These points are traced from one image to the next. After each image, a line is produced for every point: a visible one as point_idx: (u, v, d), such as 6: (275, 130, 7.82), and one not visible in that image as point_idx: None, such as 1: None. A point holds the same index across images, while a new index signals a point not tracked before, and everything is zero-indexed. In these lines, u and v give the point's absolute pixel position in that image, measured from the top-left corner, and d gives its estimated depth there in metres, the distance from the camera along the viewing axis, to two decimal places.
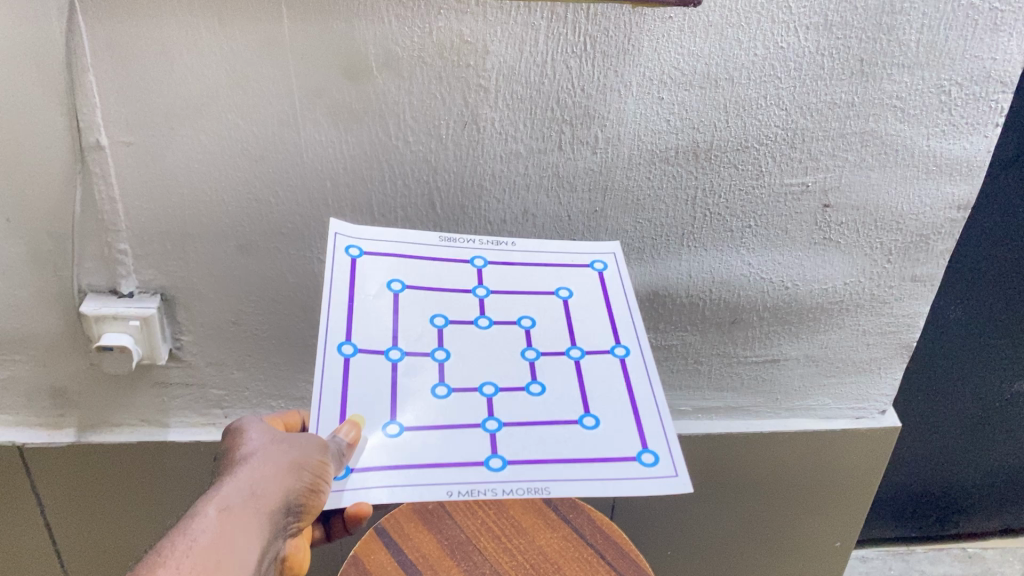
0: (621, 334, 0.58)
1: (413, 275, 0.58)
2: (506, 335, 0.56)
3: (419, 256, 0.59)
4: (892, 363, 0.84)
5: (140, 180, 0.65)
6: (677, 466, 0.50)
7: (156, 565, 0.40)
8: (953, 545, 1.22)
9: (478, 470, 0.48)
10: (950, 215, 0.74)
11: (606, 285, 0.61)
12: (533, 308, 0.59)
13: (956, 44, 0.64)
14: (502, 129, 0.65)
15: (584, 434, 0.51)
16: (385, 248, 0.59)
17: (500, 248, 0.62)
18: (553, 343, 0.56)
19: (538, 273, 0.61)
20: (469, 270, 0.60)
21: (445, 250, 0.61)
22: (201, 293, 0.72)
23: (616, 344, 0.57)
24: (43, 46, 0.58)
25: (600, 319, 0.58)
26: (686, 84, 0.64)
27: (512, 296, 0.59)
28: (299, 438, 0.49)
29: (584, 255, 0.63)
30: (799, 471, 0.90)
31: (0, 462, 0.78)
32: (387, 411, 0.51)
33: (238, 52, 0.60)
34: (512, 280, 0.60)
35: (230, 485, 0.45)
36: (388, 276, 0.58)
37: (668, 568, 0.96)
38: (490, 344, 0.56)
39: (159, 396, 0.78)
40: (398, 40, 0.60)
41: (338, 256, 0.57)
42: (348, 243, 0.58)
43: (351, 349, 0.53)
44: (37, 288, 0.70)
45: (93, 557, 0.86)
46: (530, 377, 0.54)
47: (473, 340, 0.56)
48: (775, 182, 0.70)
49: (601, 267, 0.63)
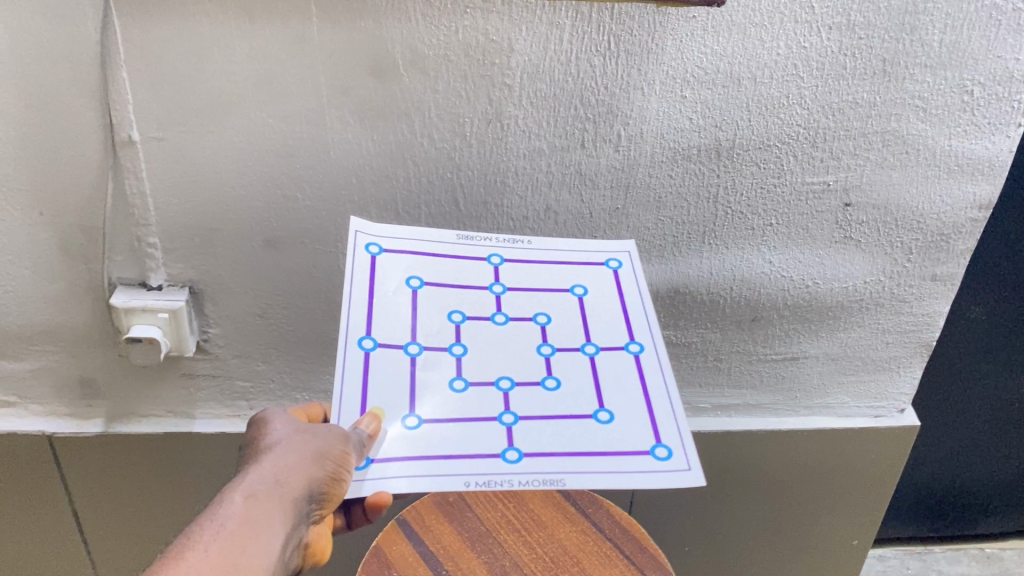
0: (635, 329, 0.58)
1: (431, 272, 0.59)
2: (523, 332, 0.57)
3: (437, 253, 0.60)
4: (912, 362, 0.85)
5: (170, 176, 0.66)
6: (690, 459, 0.51)
7: (186, 548, 0.41)
8: (971, 545, 1.22)
9: (495, 462, 0.49)
10: (971, 215, 0.74)
11: (621, 282, 0.61)
12: (549, 305, 0.59)
13: (979, 44, 0.64)
14: (525, 127, 0.66)
15: (599, 428, 0.52)
16: (402, 245, 0.60)
17: (517, 246, 0.63)
18: (569, 339, 0.57)
19: (553, 271, 0.62)
20: (485, 268, 0.60)
21: (462, 248, 0.61)
22: (228, 287, 0.73)
23: (631, 340, 0.57)
24: (77, 44, 0.59)
25: (615, 315, 0.59)
26: (709, 83, 0.65)
27: (527, 292, 0.60)
28: (321, 428, 0.50)
29: (599, 253, 0.64)
30: (818, 468, 0.90)
31: (30, 450, 0.80)
32: (405, 404, 0.52)
33: (268, 50, 0.61)
34: (528, 277, 0.61)
35: (255, 473, 0.46)
36: (406, 273, 0.58)
37: (687, 564, 0.96)
38: (507, 341, 0.56)
39: (185, 388, 0.79)
40: (424, 39, 0.61)
41: (357, 254, 0.58)
42: (368, 240, 0.58)
43: (370, 343, 0.54)
44: (68, 280, 0.71)
45: (119, 544, 0.87)
46: (545, 371, 0.55)
47: (490, 336, 0.56)
48: (796, 180, 0.71)
49: (616, 265, 0.63)
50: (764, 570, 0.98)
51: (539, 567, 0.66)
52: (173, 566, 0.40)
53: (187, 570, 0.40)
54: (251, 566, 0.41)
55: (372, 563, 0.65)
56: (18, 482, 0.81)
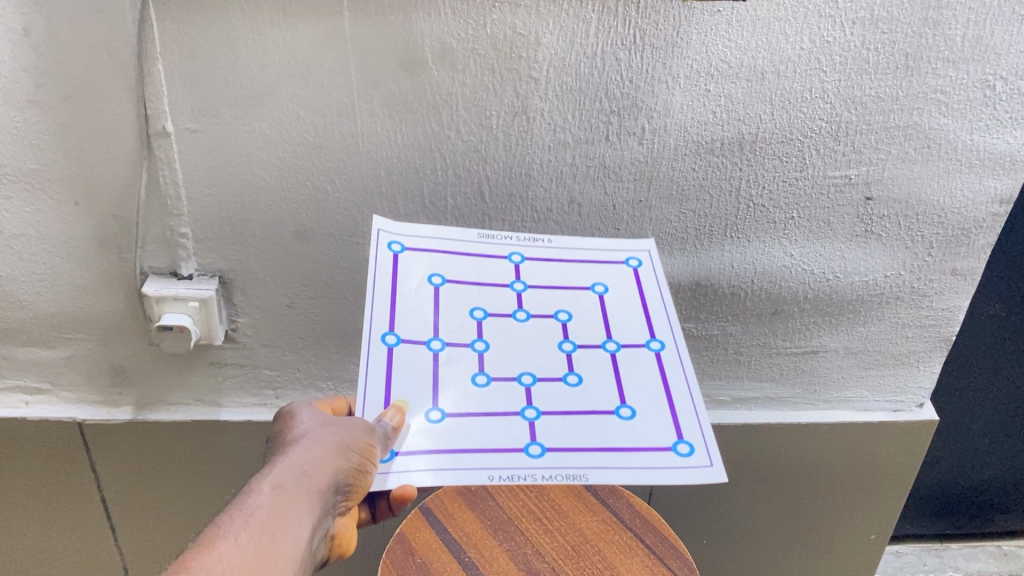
0: (656, 326, 0.59)
1: (453, 270, 0.60)
2: (545, 329, 0.58)
3: (459, 252, 0.61)
4: (931, 356, 0.85)
5: (202, 166, 0.68)
6: (712, 455, 0.51)
7: (218, 536, 0.42)
8: (988, 543, 1.23)
9: (518, 456, 0.50)
10: (992, 209, 0.75)
11: (641, 280, 0.63)
12: (570, 303, 0.60)
13: (1001, 38, 0.65)
14: (551, 120, 0.67)
15: (621, 424, 0.52)
16: (425, 244, 0.61)
17: (537, 245, 0.64)
18: (590, 337, 0.58)
19: (574, 269, 0.63)
20: (506, 266, 0.61)
21: (484, 246, 0.62)
22: (257, 277, 0.74)
23: (651, 338, 0.58)
24: (115, 38, 0.61)
25: (636, 314, 0.60)
26: (733, 77, 0.66)
27: (548, 291, 0.61)
28: (346, 421, 0.51)
29: (619, 252, 0.65)
30: (838, 462, 0.91)
31: (61, 437, 0.81)
32: (428, 397, 0.53)
33: (300, 43, 0.62)
34: (549, 275, 0.62)
35: (282, 463, 0.47)
36: (429, 270, 0.59)
37: (706, 557, 0.97)
38: (529, 338, 0.57)
39: (213, 377, 0.81)
40: (453, 33, 0.62)
41: (380, 252, 0.59)
42: (390, 239, 0.60)
43: (394, 339, 0.55)
44: (102, 269, 0.73)
45: (146, 529, 0.89)
46: (566, 368, 0.56)
47: (513, 333, 0.57)
48: (818, 174, 0.71)
49: (635, 264, 0.64)
50: (781, 563, 0.99)
51: (561, 555, 0.67)
52: (208, 551, 0.41)
53: (219, 558, 0.41)
54: (280, 556, 0.43)
55: (396, 549, 0.67)
56: (50, 468, 0.83)
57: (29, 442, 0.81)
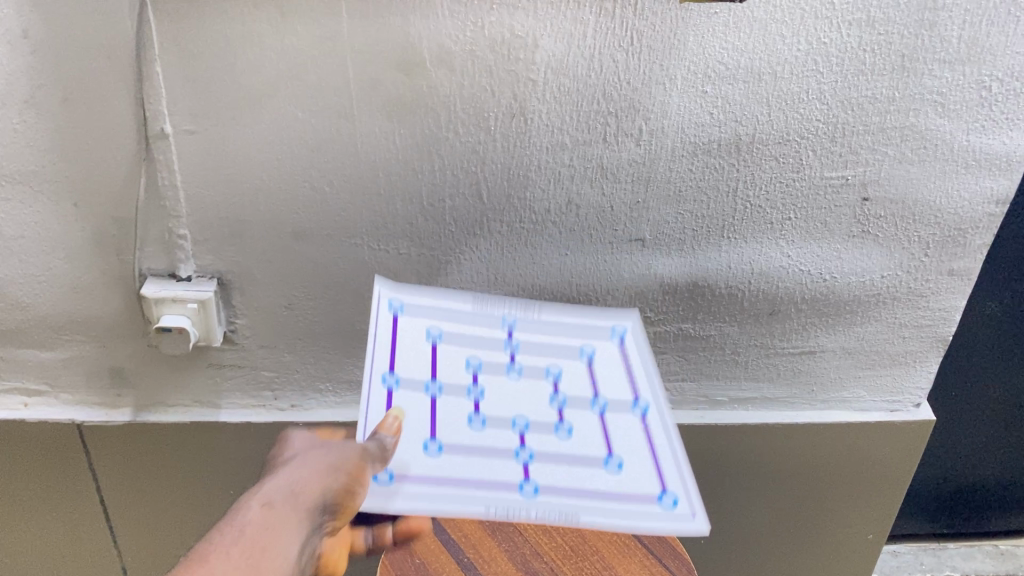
0: (640, 389, 0.63)
1: (450, 325, 0.64)
2: (537, 387, 0.62)
3: (456, 310, 0.65)
4: (928, 356, 0.85)
5: (201, 168, 0.68)
6: (695, 506, 0.54)
7: (209, 551, 0.42)
8: (985, 542, 1.23)
9: (513, 495, 0.53)
10: (988, 210, 0.75)
11: (626, 350, 0.67)
12: (561, 365, 0.64)
13: (997, 40, 0.65)
14: (549, 121, 0.67)
15: (609, 475, 0.56)
16: (425, 301, 0.65)
17: (529, 309, 0.67)
18: (579, 396, 0.62)
19: (564, 332, 0.67)
20: (501, 326, 0.65)
21: (480, 307, 0.66)
22: (256, 278, 0.74)
23: (637, 400, 0.62)
24: (115, 40, 0.61)
25: (623, 378, 0.64)
26: (730, 78, 0.66)
27: (540, 350, 0.65)
28: (337, 445, 0.51)
29: (605, 319, 0.69)
30: (836, 462, 0.91)
31: (59, 439, 0.82)
32: (429, 436, 0.56)
33: (299, 45, 0.62)
34: (541, 336, 0.66)
35: (273, 484, 0.48)
36: (429, 325, 0.63)
37: (704, 557, 0.97)
38: (521, 393, 0.61)
39: (211, 378, 0.81)
40: (451, 35, 0.63)
41: (383, 306, 0.63)
42: (391, 296, 0.64)
43: (394, 380, 0.58)
44: (100, 270, 0.73)
45: (145, 531, 0.89)
46: (558, 423, 0.59)
47: (506, 387, 0.61)
48: (815, 175, 0.71)
49: (620, 333, 0.68)
50: (779, 563, 0.99)
51: (560, 557, 0.67)
52: (198, 565, 0.41)
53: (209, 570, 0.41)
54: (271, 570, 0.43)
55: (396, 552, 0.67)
56: (49, 469, 0.83)
57: (28, 443, 0.82)
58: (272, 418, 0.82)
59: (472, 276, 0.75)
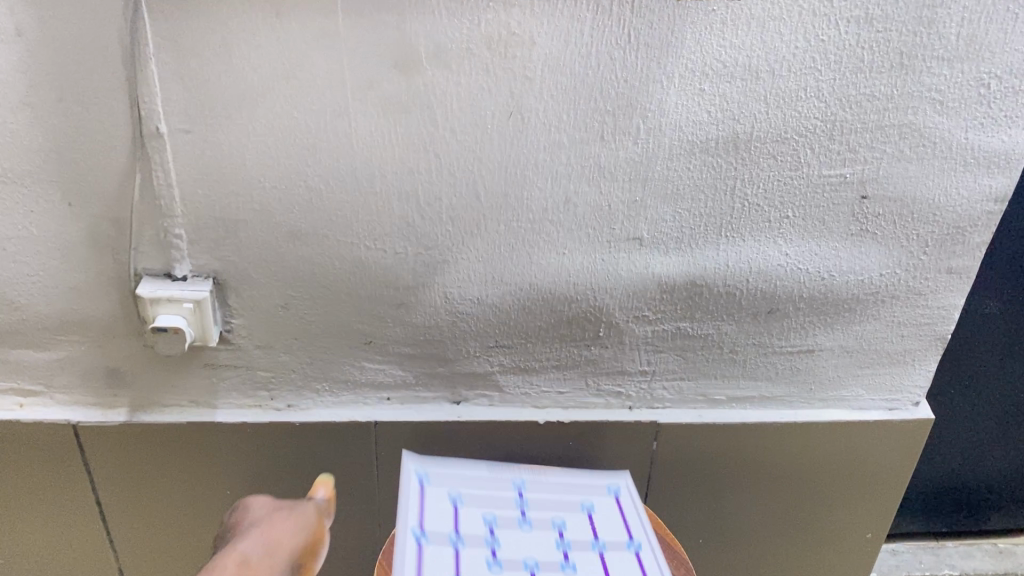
0: (633, 528, 0.71)
1: (469, 536, 0.67)
2: (546, 548, 0.67)
3: (472, 522, 0.69)
4: (926, 355, 0.85)
5: (196, 168, 0.67)
6: None
7: None
8: (984, 541, 1.23)
9: None
10: (987, 208, 0.75)
11: (622, 503, 0.75)
12: (567, 527, 0.70)
13: (995, 37, 0.65)
14: (546, 119, 0.67)
15: None
16: (444, 522, 0.68)
17: (535, 483, 0.76)
18: (585, 555, 0.67)
19: (568, 506, 0.74)
20: (512, 525, 0.69)
21: (491, 517, 0.70)
22: (251, 278, 0.74)
23: (631, 538, 0.69)
24: (109, 39, 0.61)
25: (619, 525, 0.71)
26: (728, 76, 0.66)
27: (549, 538, 0.69)
28: (295, 509, 0.59)
29: (600, 486, 0.78)
30: (835, 462, 0.91)
31: (55, 439, 0.81)
32: None
33: (295, 43, 0.62)
34: (548, 527, 0.70)
35: (245, 546, 0.52)
36: (447, 534, 0.66)
37: (702, 556, 0.97)
38: (535, 546, 0.67)
39: (207, 378, 0.80)
40: (448, 33, 0.62)
41: (407, 528, 0.65)
42: (412, 520, 0.66)
43: None
44: (95, 270, 0.72)
45: (142, 531, 0.89)
46: (565, 561, 0.66)
47: (516, 538, 0.68)
48: (814, 173, 0.71)
49: (614, 493, 0.77)
50: (778, 562, 0.99)
51: None
52: None
53: None
54: None
55: None
56: (45, 470, 0.83)
57: (24, 445, 0.81)
58: (270, 418, 0.82)
59: (470, 276, 0.75)
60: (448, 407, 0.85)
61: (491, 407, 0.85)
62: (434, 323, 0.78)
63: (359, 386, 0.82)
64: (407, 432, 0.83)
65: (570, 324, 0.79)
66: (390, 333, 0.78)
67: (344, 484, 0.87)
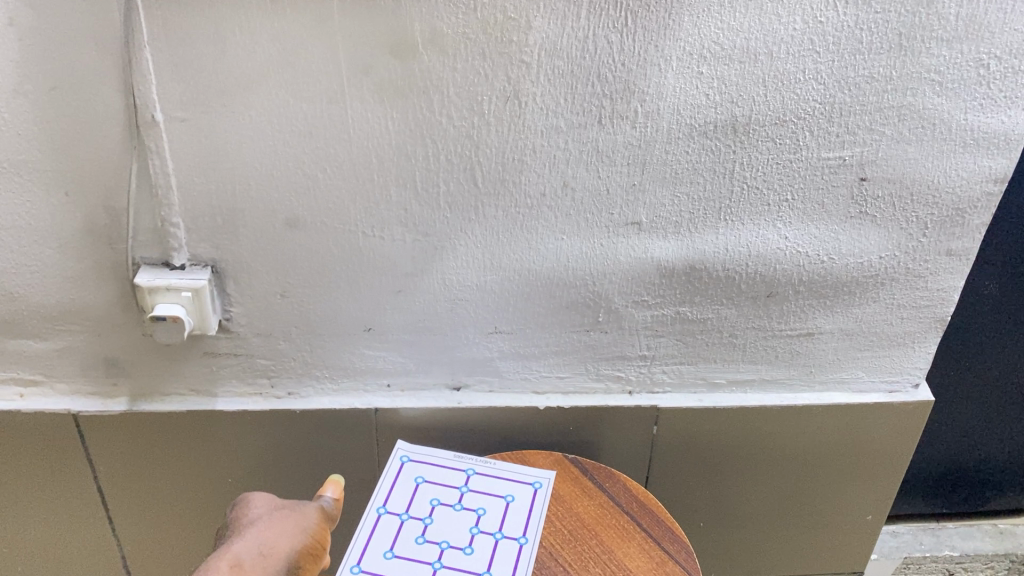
0: (529, 526, 0.71)
1: (387, 512, 0.71)
2: (445, 527, 0.70)
3: (387, 496, 0.73)
4: (926, 336, 0.85)
5: (193, 156, 0.67)
6: None
7: None
8: (983, 521, 1.23)
9: None
10: (987, 188, 0.74)
11: (539, 495, 0.74)
12: (478, 505, 0.72)
13: (996, 17, 0.65)
14: (544, 104, 0.67)
15: None
16: (377, 495, 0.73)
17: (468, 461, 0.78)
18: (478, 537, 0.69)
19: (493, 483, 0.75)
20: (422, 502, 0.72)
21: (407, 492, 0.73)
22: (250, 266, 0.74)
23: (522, 533, 0.70)
24: (102, 25, 0.61)
25: (519, 517, 0.72)
26: (725, 59, 0.65)
27: (447, 519, 0.71)
28: (298, 507, 0.59)
29: (530, 473, 0.77)
30: (833, 444, 0.91)
31: (56, 430, 0.81)
32: None
33: (290, 30, 0.62)
34: (451, 508, 0.72)
35: (241, 545, 0.52)
36: (373, 514, 0.71)
37: (702, 539, 0.97)
38: (443, 526, 0.70)
39: (207, 366, 0.80)
40: (444, 18, 0.62)
41: None
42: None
43: None
44: (93, 259, 0.72)
45: (144, 520, 0.89)
46: (464, 543, 0.69)
47: (449, 519, 0.71)
48: (812, 155, 0.71)
49: (538, 485, 0.75)
50: (777, 545, 0.99)
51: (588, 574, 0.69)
52: None
53: None
54: None
55: None
56: (46, 461, 0.83)
57: (24, 435, 0.81)
58: (271, 406, 0.82)
59: (469, 262, 0.75)
60: (447, 393, 0.85)
61: (491, 392, 0.85)
62: (433, 309, 0.78)
63: (358, 373, 0.83)
64: (407, 418, 0.84)
65: (570, 310, 0.79)
66: (389, 320, 0.78)
67: (345, 472, 0.87)
